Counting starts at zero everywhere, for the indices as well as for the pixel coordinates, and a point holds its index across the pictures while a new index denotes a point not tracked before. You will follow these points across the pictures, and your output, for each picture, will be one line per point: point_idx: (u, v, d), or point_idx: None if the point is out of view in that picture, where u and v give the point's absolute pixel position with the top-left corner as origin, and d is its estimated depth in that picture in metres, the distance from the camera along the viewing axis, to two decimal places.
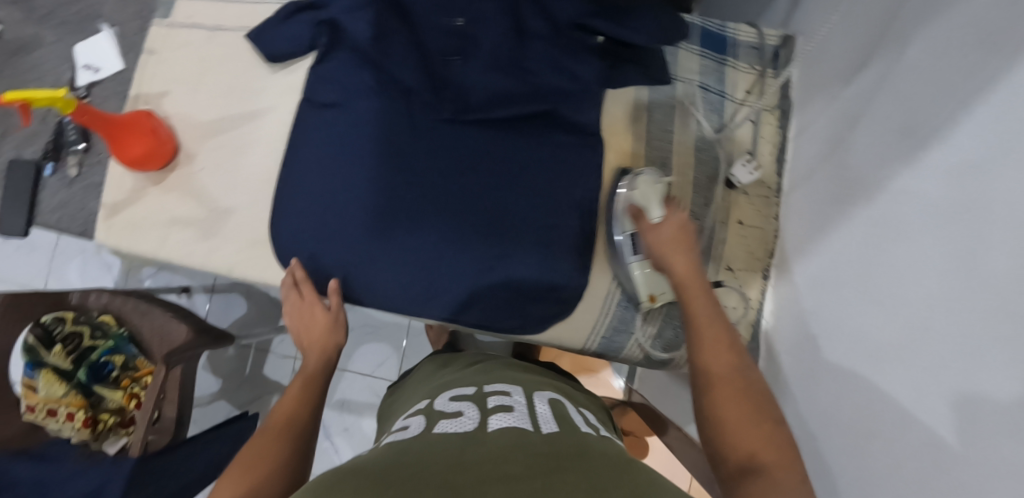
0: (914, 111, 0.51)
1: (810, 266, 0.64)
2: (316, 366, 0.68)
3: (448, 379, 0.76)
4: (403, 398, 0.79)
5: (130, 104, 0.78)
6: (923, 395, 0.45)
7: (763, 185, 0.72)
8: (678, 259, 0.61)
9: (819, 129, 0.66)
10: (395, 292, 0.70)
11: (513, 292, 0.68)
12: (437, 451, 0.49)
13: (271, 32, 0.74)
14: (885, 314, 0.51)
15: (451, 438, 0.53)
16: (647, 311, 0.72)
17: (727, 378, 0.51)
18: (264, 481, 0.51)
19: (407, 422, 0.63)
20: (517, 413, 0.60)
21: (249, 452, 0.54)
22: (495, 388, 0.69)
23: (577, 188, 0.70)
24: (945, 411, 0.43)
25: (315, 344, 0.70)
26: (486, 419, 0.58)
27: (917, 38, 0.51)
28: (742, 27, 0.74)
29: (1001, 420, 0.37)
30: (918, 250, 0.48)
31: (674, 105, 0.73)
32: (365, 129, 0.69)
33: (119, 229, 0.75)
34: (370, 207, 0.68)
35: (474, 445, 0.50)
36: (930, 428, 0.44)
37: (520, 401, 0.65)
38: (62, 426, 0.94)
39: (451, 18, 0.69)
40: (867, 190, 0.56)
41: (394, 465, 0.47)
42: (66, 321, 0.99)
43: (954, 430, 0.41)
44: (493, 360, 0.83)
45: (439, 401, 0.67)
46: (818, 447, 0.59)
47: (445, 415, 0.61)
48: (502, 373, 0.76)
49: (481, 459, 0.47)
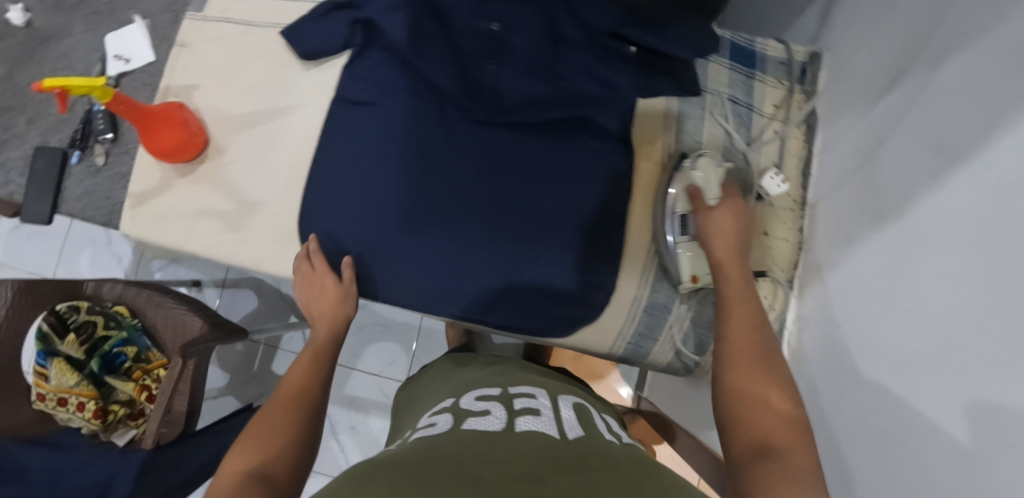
0: (950, 130, 0.51)
1: (842, 278, 0.64)
2: (325, 339, 0.69)
3: (470, 378, 0.76)
4: (421, 395, 0.79)
5: (160, 96, 0.79)
6: (938, 398, 0.47)
7: (789, 198, 0.74)
8: (722, 238, 0.61)
9: (848, 144, 0.67)
10: (425, 289, 0.71)
11: (542, 295, 0.69)
12: (465, 447, 0.49)
13: (307, 29, 0.75)
14: (916, 327, 0.52)
15: (476, 435, 0.53)
16: (675, 319, 0.72)
17: (751, 361, 0.52)
18: (277, 456, 0.52)
19: (435, 418, 0.63)
20: (544, 418, 0.60)
21: (261, 424, 0.55)
22: (521, 390, 0.69)
23: (609, 194, 0.70)
24: (959, 417, 0.45)
25: (325, 315, 0.70)
26: (513, 420, 0.58)
27: (953, 58, 0.52)
28: (770, 42, 0.76)
29: (1013, 426, 0.39)
30: (951, 265, 0.49)
31: (704, 116, 0.74)
32: (407, 124, 0.71)
33: (145, 220, 0.76)
34: (403, 205, 0.70)
35: (500, 443, 0.50)
36: (946, 432, 0.46)
37: (546, 405, 0.65)
38: (73, 415, 0.94)
39: (487, 22, 0.70)
40: (898, 205, 0.57)
41: (423, 458, 0.47)
42: (81, 310, 0.98)
43: (968, 433, 0.43)
44: (508, 362, 0.83)
45: (464, 401, 0.67)
46: (841, 458, 0.59)
47: (473, 413, 0.61)
48: (520, 374, 0.77)
49: (508, 456, 0.47)
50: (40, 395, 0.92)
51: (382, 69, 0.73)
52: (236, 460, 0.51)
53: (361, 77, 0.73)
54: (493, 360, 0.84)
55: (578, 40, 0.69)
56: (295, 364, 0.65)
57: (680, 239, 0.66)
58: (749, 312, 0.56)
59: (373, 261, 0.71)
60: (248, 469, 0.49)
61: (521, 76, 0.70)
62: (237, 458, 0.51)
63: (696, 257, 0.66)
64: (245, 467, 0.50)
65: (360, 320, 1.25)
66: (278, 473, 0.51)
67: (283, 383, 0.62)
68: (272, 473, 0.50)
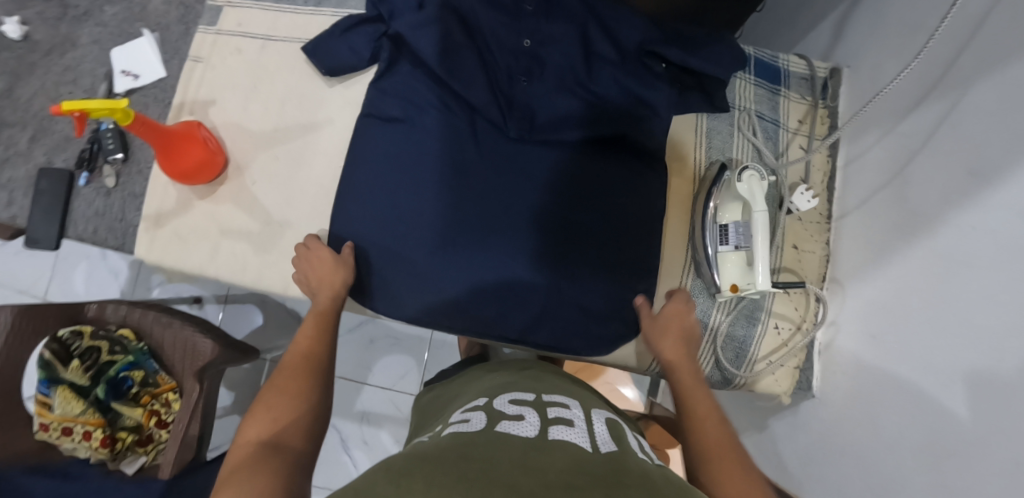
0: (985, 153, 0.52)
1: (869, 291, 0.66)
2: (327, 304, 0.68)
3: (501, 382, 0.65)
4: (446, 399, 0.70)
5: (174, 112, 0.77)
6: (937, 376, 0.55)
7: (816, 212, 0.76)
8: (671, 344, 0.66)
9: (873, 159, 0.69)
10: (463, 312, 0.69)
11: (583, 312, 0.70)
12: (504, 451, 0.43)
13: (331, 44, 0.73)
14: (961, 341, 0.52)
15: (512, 444, 0.44)
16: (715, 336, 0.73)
17: (720, 447, 0.54)
18: (287, 426, 0.54)
19: (467, 414, 0.54)
20: (578, 429, 0.50)
21: (271, 394, 0.58)
22: (555, 398, 0.58)
23: (646, 210, 0.71)
24: (957, 391, 0.52)
25: (325, 282, 0.68)
26: (546, 429, 0.49)
27: (982, 82, 0.53)
28: (792, 58, 0.79)
29: (1008, 390, 0.47)
30: (987, 286, 0.50)
31: (732, 132, 0.76)
32: (447, 138, 0.70)
33: (163, 242, 0.74)
34: (439, 224, 0.68)
35: (541, 457, 0.42)
36: (940, 401, 0.54)
37: (580, 416, 0.54)
38: (78, 445, 0.90)
39: (519, 39, 0.68)
40: (931, 222, 0.58)
41: (460, 458, 0.42)
42: (84, 335, 0.94)
43: (966, 405, 0.51)
44: (543, 366, 0.73)
45: (497, 401, 0.56)
46: (880, 467, 0.61)
47: (506, 416, 0.51)
48: (556, 383, 0.65)
49: (550, 469, 0.40)
50: (43, 425, 0.87)
51: (414, 85, 0.71)
52: (252, 430, 0.54)
53: (392, 93, 0.72)
54: (528, 356, 0.75)
55: (610, 57, 0.67)
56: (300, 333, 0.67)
57: (720, 250, 0.69)
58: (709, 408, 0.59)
59: (409, 286, 0.70)
60: (261, 440, 0.52)
61: (560, 91, 0.68)
62: (251, 429, 0.54)
63: (743, 266, 0.67)
64: (258, 438, 0.52)
65: (370, 333, 1.23)
66: (291, 441, 0.53)
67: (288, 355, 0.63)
68: (286, 443, 0.53)
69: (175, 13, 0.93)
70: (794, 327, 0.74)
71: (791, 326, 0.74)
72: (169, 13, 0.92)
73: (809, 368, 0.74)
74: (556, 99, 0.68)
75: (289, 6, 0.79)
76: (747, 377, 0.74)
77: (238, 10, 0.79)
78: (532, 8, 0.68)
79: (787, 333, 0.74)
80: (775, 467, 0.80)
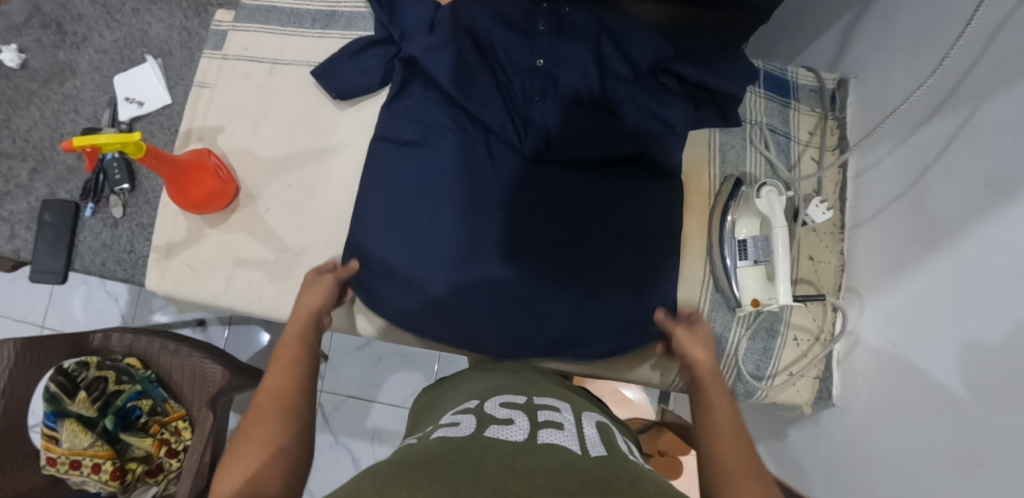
0: (1000, 166, 0.53)
1: (889, 300, 0.67)
2: (298, 331, 0.62)
3: (495, 382, 0.63)
4: (437, 402, 0.67)
5: (182, 140, 0.76)
6: (950, 374, 0.57)
7: (829, 223, 0.77)
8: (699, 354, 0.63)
9: (887, 170, 0.70)
10: (488, 336, 0.69)
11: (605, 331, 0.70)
12: (492, 454, 0.43)
13: (340, 67, 0.73)
14: (978, 324, 0.54)
15: (501, 448, 0.44)
16: (733, 349, 0.74)
17: (742, 472, 0.49)
18: (265, 470, 0.47)
19: (456, 418, 0.53)
20: (568, 432, 0.49)
21: (243, 434, 0.50)
22: (546, 401, 0.58)
23: (667, 225, 0.71)
24: (961, 375, 0.56)
25: (301, 308, 0.64)
26: (535, 432, 0.48)
27: (997, 97, 0.54)
28: (801, 71, 0.80)
29: (1008, 378, 0.50)
30: (1009, 295, 0.51)
31: (746, 146, 0.77)
32: (468, 159, 0.70)
33: (175, 273, 0.73)
34: (464, 244, 0.69)
35: (529, 460, 0.42)
36: (948, 393, 0.57)
37: (570, 419, 0.54)
38: (87, 478, 0.87)
39: (533, 58, 0.68)
40: (950, 233, 0.59)
41: (447, 466, 0.41)
42: (90, 366, 0.91)
43: (967, 391, 0.54)
44: (538, 369, 0.68)
45: (488, 404, 0.56)
46: (910, 476, 0.60)
47: (495, 420, 0.51)
48: (550, 385, 0.64)
49: (539, 471, 0.40)
50: (51, 460, 0.85)
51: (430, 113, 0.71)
52: (227, 480, 0.47)
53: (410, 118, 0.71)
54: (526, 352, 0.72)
55: (625, 76, 0.67)
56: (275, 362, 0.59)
57: (739, 265, 0.69)
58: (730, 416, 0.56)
59: (430, 313, 0.69)
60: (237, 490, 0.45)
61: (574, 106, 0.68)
62: (225, 484, 0.47)
63: (763, 281, 0.68)
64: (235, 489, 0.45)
65: (379, 351, 1.23)
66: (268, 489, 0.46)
67: (260, 387, 0.55)
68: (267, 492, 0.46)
69: (178, 38, 0.93)
70: (810, 338, 0.75)
71: (807, 336, 0.75)
72: (172, 38, 0.93)
73: (830, 377, 0.75)
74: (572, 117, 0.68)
75: (296, 29, 0.78)
76: (768, 389, 0.75)
77: (243, 34, 0.79)
78: (545, 27, 0.68)
79: (802, 343, 0.75)
80: (796, 473, 0.81)
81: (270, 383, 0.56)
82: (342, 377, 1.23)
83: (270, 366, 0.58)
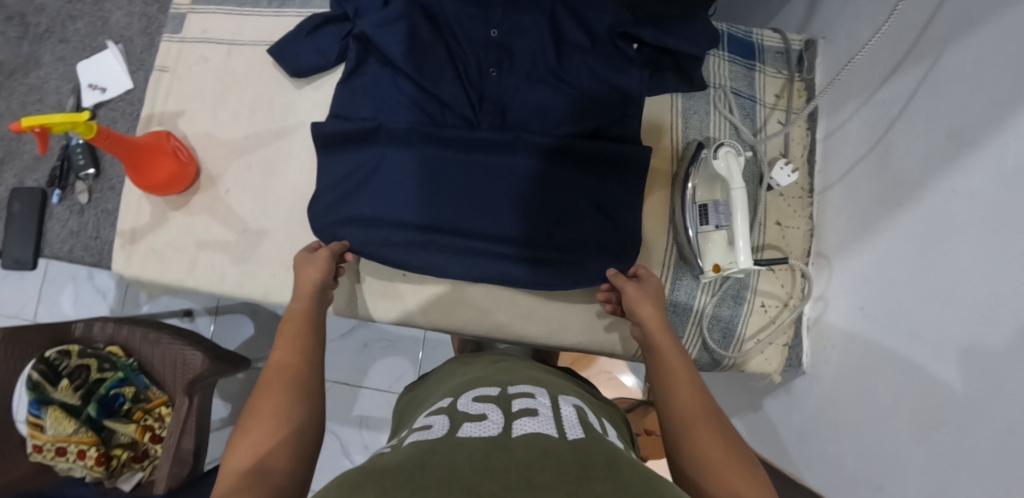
0: (960, 117, 0.51)
1: (855, 263, 0.65)
2: (305, 304, 0.64)
3: (471, 378, 0.61)
4: (419, 400, 0.66)
5: (143, 125, 0.77)
6: (920, 346, 0.55)
7: (797, 187, 0.75)
8: (649, 310, 0.64)
9: (853, 130, 0.68)
10: (448, 264, 0.70)
11: (554, 267, 0.70)
12: (463, 453, 0.40)
13: (296, 46, 0.73)
14: (958, 317, 0.51)
15: (474, 446, 0.41)
16: (705, 282, 0.73)
17: (705, 422, 0.51)
18: (272, 443, 0.49)
19: (429, 421, 0.50)
20: (544, 418, 0.47)
21: (253, 408, 0.51)
22: (520, 389, 0.55)
23: (626, 198, 0.71)
24: (933, 353, 0.53)
25: (302, 283, 0.65)
26: (510, 424, 0.46)
27: (953, 46, 0.53)
28: (767, 32, 0.77)
29: (975, 345, 0.49)
30: (972, 245, 0.50)
31: (709, 109, 0.76)
32: (448, 235, 0.70)
33: (141, 257, 0.74)
34: (437, 222, 0.70)
35: (503, 455, 0.40)
36: (925, 370, 0.54)
37: (545, 403, 0.51)
38: (73, 464, 0.89)
39: (487, 30, 0.69)
40: (916, 188, 0.57)
41: (417, 468, 0.39)
42: (72, 355, 0.92)
43: (939, 364, 0.52)
44: (517, 360, 0.69)
45: (461, 401, 0.53)
46: (877, 441, 0.60)
47: (469, 418, 0.48)
48: (531, 374, 0.62)
49: (514, 466, 0.38)
50: (37, 447, 0.86)
51: (402, 173, 0.70)
52: (237, 453, 0.48)
53: (388, 180, 0.70)
54: (551, 300, 0.73)
55: (582, 45, 0.69)
56: (282, 334, 0.60)
57: (702, 230, 0.68)
58: (683, 367, 0.58)
59: (386, 236, 0.70)
60: (245, 468, 0.46)
61: (539, 162, 0.69)
62: (238, 453, 0.48)
63: (720, 245, 0.67)
64: (244, 464, 0.47)
65: (365, 337, 1.24)
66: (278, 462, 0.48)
67: (270, 361, 0.57)
68: (275, 471, 0.47)
69: (139, 25, 0.94)
70: (777, 306, 0.74)
71: (774, 305, 0.74)
72: (133, 24, 0.94)
73: (799, 345, 0.74)
74: (540, 206, 0.70)
75: (252, 8, 0.78)
76: (736, 358, 0.74)
77: (200, 16, 0.79)
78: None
79: (769, 312, 0.74)
80: (771, 446, 0.80)
81: (279, 358, 0.58)
82: (329, 364, 1.23)
83: (278, 340, 0.60)
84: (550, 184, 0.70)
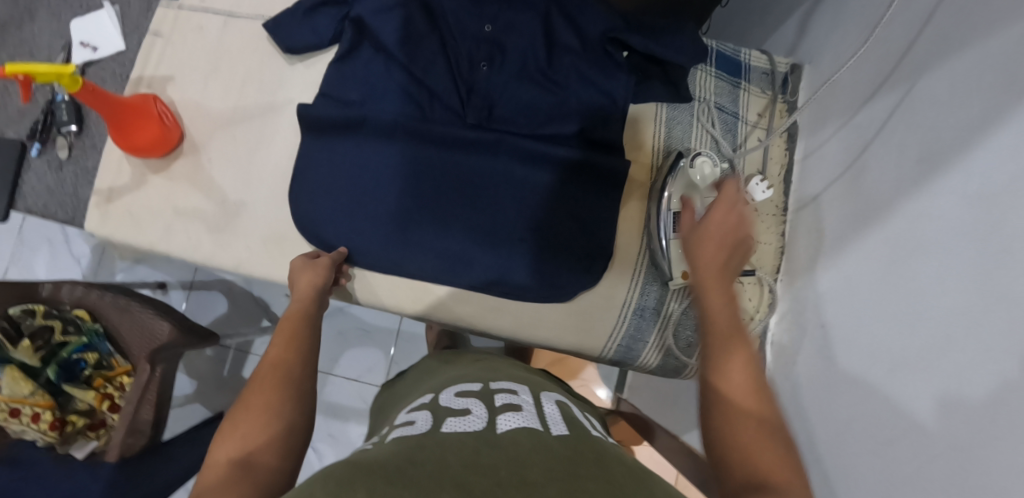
0: (933, 143, 0.53)
1: (823, 281, 0.67)
2: (303, 305, 0.62)
3: (452, 376, 0.61)
4: (399, 396, 0.66)
5: (131, 87, 0.77)
6: (876, 362, 0.56)
7: (772, 204, 0.77)
8: (709, 250, 0.56)
9: (830, 152, 0.70)
10: (427, 255, 0.70)
11: (535, 267, 0.70)
12: (451, 450, 0.39)
13: (291, 24, 0.74)
14: (913, 340, 0.52)
15: (460, 440, 0.41)
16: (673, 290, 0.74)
17: (741, 388, 0.44)
18: (261, 436, 0.46)
19: (411, 416, 0.50)
20: (527, 413, 0.47)
21: (242, 402, 0.49)
22: (501, 385, 0.55)
23: (601, 202, 0.72)
24: (884, 372, 0.55)
25: (301, 287, 0.64)
26: (494, 419, 0.46)
27: (928, 74, 0.55)
28: (755, 53, 0.80)
29: (925, 364, 0.50)
30: (939, 266, 0.50)
31: (693, 121, 0.77)
32: (429, 224, 0.70)
33: (115, 218, 0.74)
34: (415, 209, 0.70)
35: (493, 451, 0.39)
36: (882, 391, 0.55)
37: (528, 400, 0.51)
38: (26, 427, 0.86)
39: (482, 24, 0.70)
40: (886, 208, 0.58)
41: (405, 463, 0.37)
42: (36, 315, 0.90)
43: (889, 377, 0.54)
44: (497, 358, 0.69)
45: (443, 397, 0.53)
46: (829, 456, 0.60)
47: (452, 412, 0.48)
48: (513, 372, 0.63)
49: (501, 461, 0.38)
50: None
51: (385, 155, 0.70)
52: (223, 445, 0.45)
53: (370, 162, 0.71)
54: None
55: (572, 47, 0.70)
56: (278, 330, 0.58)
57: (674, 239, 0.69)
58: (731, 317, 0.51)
59: (362, 219, 0.70)
60: (231, 461, 0.44)
61: (516, 163, 0.71)
62: (224, 445, 0.45)
63: None
64: (230, 456, 0.44)
65: (340, 325, 1.22)
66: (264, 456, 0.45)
67: (264, 356, 0.54)
68: (262, 465, 0.44)
69: None
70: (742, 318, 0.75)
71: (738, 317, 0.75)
72: None
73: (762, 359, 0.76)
74: (516, 205, 0.71)
75: None
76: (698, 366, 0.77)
77: None
78: None
79: None
80: None
81: (273, 352, 0.55)
82: None
83: (276, 336, 0.57)
84: (529, 183, 0.71)
